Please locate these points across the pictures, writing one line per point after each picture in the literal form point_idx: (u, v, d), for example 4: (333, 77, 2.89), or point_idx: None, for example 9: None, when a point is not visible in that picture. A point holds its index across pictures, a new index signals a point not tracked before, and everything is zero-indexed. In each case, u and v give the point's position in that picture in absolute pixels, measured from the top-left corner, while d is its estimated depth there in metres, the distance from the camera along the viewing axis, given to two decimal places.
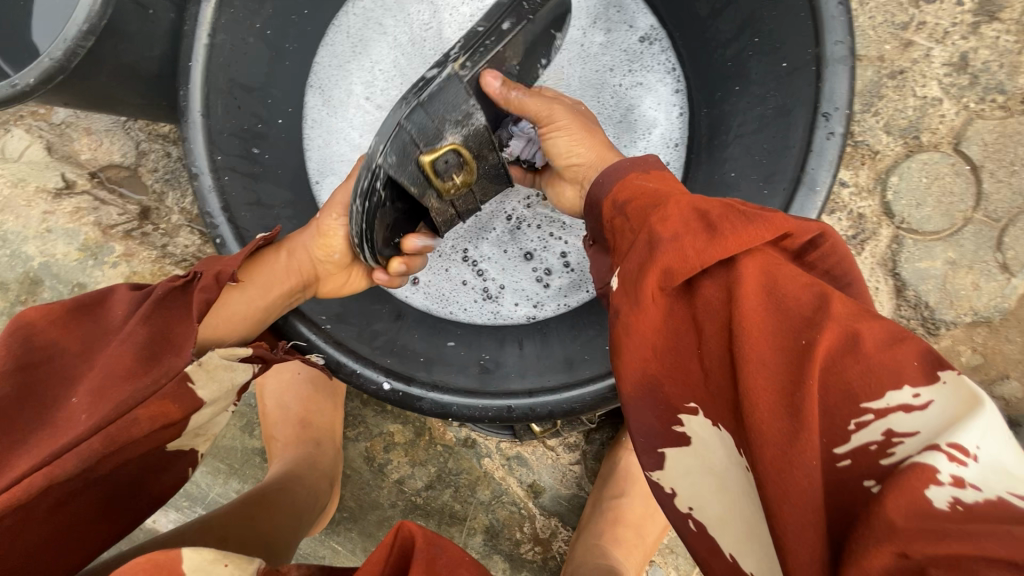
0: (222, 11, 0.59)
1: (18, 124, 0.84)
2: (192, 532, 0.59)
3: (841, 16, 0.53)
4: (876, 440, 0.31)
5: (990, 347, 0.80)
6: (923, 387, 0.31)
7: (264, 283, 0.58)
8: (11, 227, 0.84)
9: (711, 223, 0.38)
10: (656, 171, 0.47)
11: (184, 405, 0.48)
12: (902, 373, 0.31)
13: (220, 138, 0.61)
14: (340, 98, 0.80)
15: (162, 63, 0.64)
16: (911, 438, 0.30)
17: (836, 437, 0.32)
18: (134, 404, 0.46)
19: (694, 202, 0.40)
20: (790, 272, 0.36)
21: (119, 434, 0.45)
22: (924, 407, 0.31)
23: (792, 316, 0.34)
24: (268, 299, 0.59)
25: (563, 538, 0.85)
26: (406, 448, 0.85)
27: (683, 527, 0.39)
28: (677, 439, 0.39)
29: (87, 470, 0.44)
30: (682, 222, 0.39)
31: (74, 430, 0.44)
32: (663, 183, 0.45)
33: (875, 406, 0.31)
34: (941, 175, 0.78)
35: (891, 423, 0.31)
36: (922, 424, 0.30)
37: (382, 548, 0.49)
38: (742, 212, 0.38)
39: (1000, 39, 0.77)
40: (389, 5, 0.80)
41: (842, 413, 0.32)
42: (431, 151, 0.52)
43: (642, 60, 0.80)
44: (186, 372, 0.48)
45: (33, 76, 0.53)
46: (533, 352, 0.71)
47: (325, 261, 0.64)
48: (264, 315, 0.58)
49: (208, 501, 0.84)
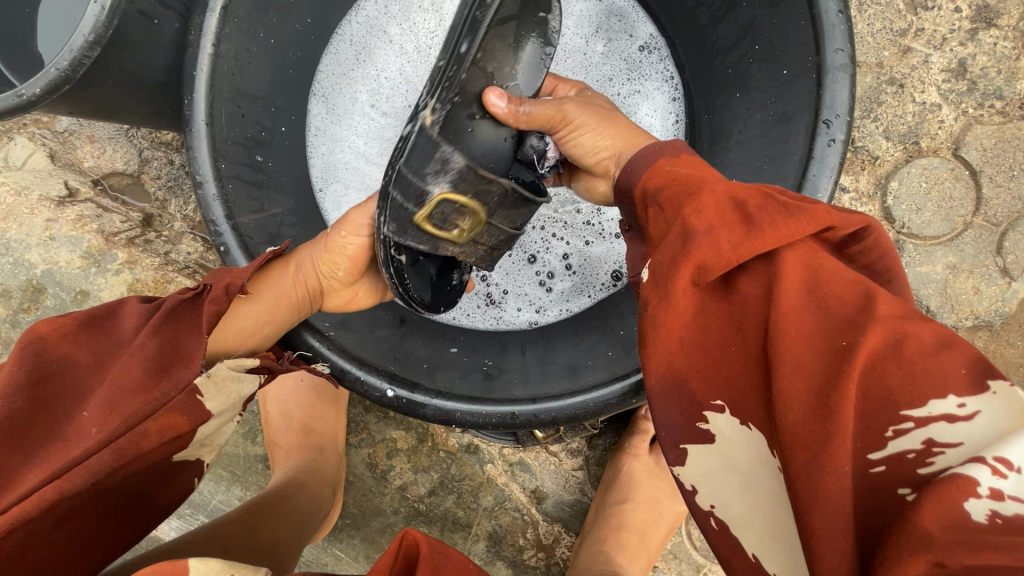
0: (226, 20, 0.60)
1: (21, 132, 0.85)
2: (196, 540, 0.59)
3: (841, 25, 0.53)
4: (915, 449, 0.29)
5: (991, 351, 0.80)
6: (970, 397, 0.29)
7: (273, 295, 0.58)
8: (15, 235, 0.83)
9: (747, 216, 0.37)
10: (685, 156, 0.46)
11: (193, 417, 0.48)
12: (948, 380, 0.30)
13: (223, 146, 0.61)
14: (344, 106, 0.81)
15: (167, 72, 0.65)
16: (953, 449, 0.28)
17: (872, 442, 0.30)
18: (144, 417, 0.46)
19: (730, 192, 0.39)
20: (835, 269, 0.36)
21: (129, 447, 0.45)
22: (969, 418, 0.29)
23: (833, 317, 0.33)
24: (277, 311, 0.58)
25: (566, 544, 0.84)
26: (409, 454, 0.85)
27: (704, 525, 0.38)
28: (702, 435, 0.38)
29: (97, 482, 0.44)
30: (718, 215, 0.38)
31: (85, 444, 0.44)
32: (695, 169, 0.44)
33: (916, 414, 0.30)
34: (940, 180, 0.79)
35: (932, 432, 0.29)
36: (966, 435, 0.28)
37: (384, 559, 0.49)
38: (782, 205, 0.37)
39: (998, 45, 0.78)
40: (394, 13, 0.81)
41: (879, 419, 0.30)
42: (424, 208, 0.55)
43: (642, 68, 0.80)
44: (195, 385, 0.48)
45: (38, 86, 0.53)
46: (536, 358, 0.71)
47: (330, 278, 0.62)
48: (274, 329, 0.58)
49: (210, 509, 0.84)
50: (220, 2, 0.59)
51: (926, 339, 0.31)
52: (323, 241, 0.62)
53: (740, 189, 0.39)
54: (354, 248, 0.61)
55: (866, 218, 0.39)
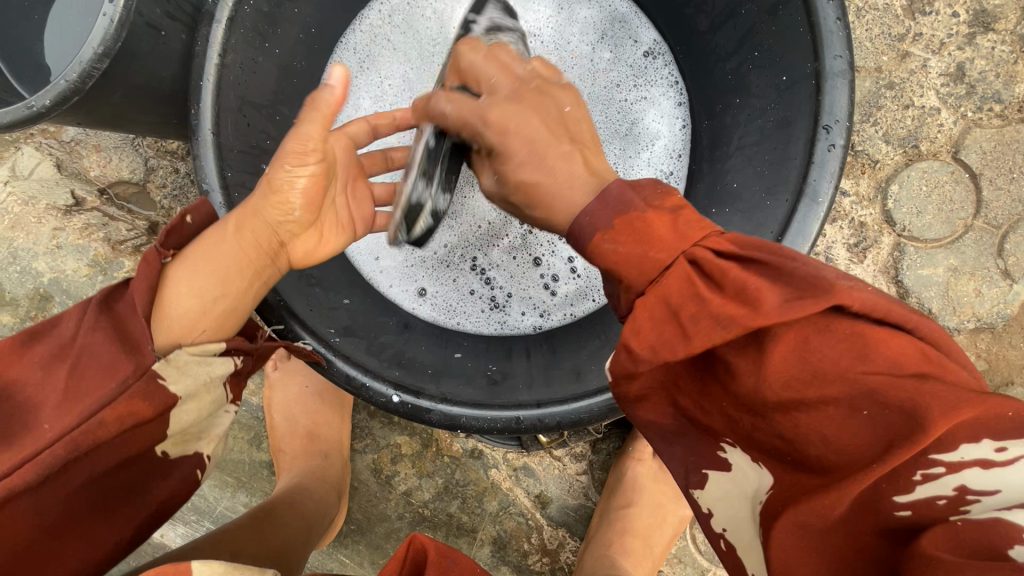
0: (232, 31, 0.61)
1: (27, 142, 0.85)
2: (204, 545, 0.60)
3: (839, 32, 0.54)
4: (946, 495, 0.32)
5: (994, 353, 0.80)
6: (1010, 443, 0.31)
7: (217, 267, 0.51)
8: (22, 244, 0.85)
9: (684, 328, 0.37)
10: (620, 223, 0.39)
11: (155, 403, 0.47)
12: (982, 431, 0.32)
13: (229, 155, 0.61)
14: (348, 113, 0.82)
15: (174, 83, 0.65)
16: (989, 496, 0.31)
17: (899, 486, 0.33)
18: (97, 408, 0.44)
19: (666, 294, 0.37)
20: (824, 344, 0.34)
21: (86, 438, 0.44)
22: (1006, 463, 0.31)
23: (838, 392, 0.34)
24: (228, 283, 0.52)
25: (570, 549, 0.85)
26: (414, 459, 0.85)
27: (717, 540, 0.45)
28: (720, 463, 0.43)
29: (59, 472, 0.44)
30: (655, 333, 0.38)
31: (40, 442, 0.43)
32: (636, 245, 0.38)
33: (946, 458, 0.32)
34: (941, 183, 0.79)
35: (964, 479, 0.32)
36: (1003, 482, 0.31)
37: (394, 560, 0.50)
38: (718, 310, 0.36)
39: (995, 49, 0.78)
40: (397, 21, 0.81)
41: (909, 467, 0.33)
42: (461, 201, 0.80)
43: (647, 73, 0.81)
44: (153, 369, 0.46)
45: (48, 98, 0.54)
46: (541, 361, 0.72)
47: (285, 223, 0.53)
48: (232, 301, 0.53)
49: (216, 515, 0.84)
50: (226, 14, 0.59)
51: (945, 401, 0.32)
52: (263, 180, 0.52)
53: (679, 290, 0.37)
54: (302, 182, 0.52)
55: (839, 294, 0.34)
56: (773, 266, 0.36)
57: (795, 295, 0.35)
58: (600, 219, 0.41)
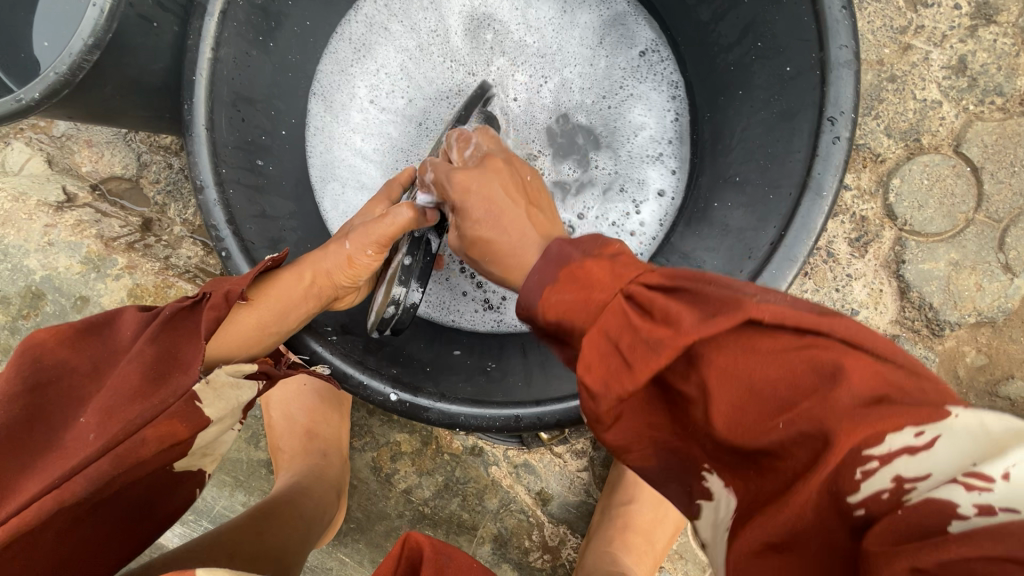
0: (226, 24, 0.60)
1: (18, 137, 0.84)
2: (201, 548, 0.58)
3: (844, 21, 0.53)
4: (888, 487, 0.29)
5: (994, 347, 0.80)
6: (923, 426, 0.29)
7: (274, 300, 0.58)
8: (13, 241, 0.83)
9: (626, 359, 0.36)
10: (562, 274, 0.42)
11: (191, 424, 0.49)
12: (901, 417, 0.30)
13: (223, 150, 0.60)
14: (343, 102, 0.80)
15: (165, 76, 0.64)
16: (923, 480, 0.29)
17: (845, 486, 0.30)
18: (142, 425, 0.46)
19: (605, 327, 0.38)
20: (757, 353, 0.33)
21: (128, 455, 0.46)
22: (929, 446, 0.29)
23: (765, 401, 0.32)
24: (279, 316, 0.59)
25: (571, 545, 0.84)
26: (414, 457, 0.84)
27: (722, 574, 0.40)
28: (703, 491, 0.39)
29: (98, 490, 0.45)
30: (603, 367, 0.37)
31: (84, 453, 0.45)
32: (577, 291, 0.40)
33: (877, 451, 0.29)
34: (942, 177, 0.79)
35: (898, 468, 0.29)
36: (933, 465, 0.29)
37: (388, 559, 0.50)
38: (645, 336, 0.36)
39: (998, 41, 0.78)
40: (395, 10, 0.80)
41: (845, 467, 0.30)
42: None
43: (640, 72, 0.80)
44: (194, 390, 0.48)
45: (37, 91, 0.53)
46: (537, 359, 0.70)
47: (346, 284, 0.63)
48: (277, 336, 0.60)
49: (214, 515, 0.83)
50: (219, 6, 0.58)
51: (887, 393, 0.31)
52: (340, 252, 0.61)
53: (607, 360, 0.37)
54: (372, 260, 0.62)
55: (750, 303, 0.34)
56: (687, 302, 0.36)
57: (714, 309, 0.35)
58: (546, 275, 0.43)
